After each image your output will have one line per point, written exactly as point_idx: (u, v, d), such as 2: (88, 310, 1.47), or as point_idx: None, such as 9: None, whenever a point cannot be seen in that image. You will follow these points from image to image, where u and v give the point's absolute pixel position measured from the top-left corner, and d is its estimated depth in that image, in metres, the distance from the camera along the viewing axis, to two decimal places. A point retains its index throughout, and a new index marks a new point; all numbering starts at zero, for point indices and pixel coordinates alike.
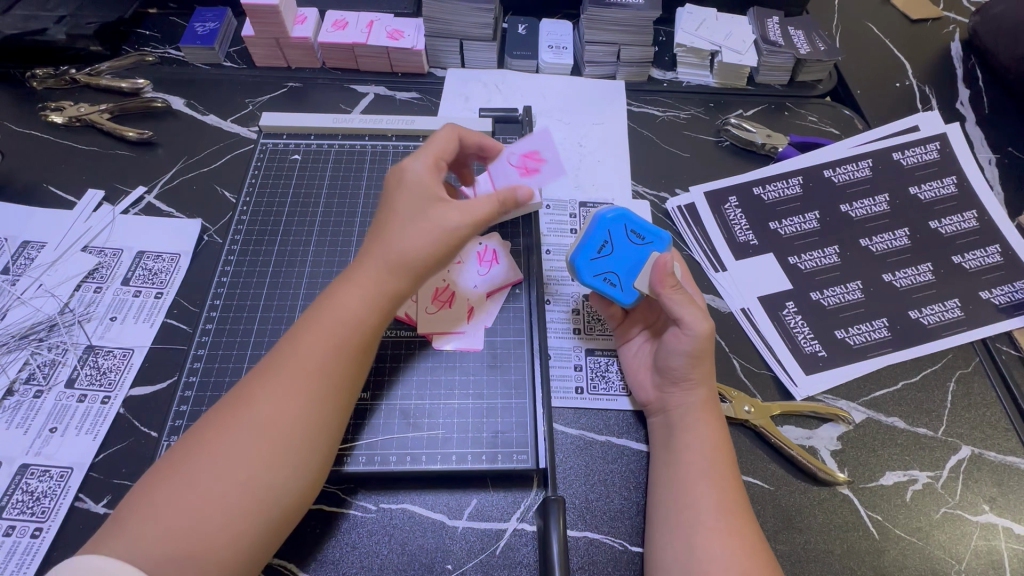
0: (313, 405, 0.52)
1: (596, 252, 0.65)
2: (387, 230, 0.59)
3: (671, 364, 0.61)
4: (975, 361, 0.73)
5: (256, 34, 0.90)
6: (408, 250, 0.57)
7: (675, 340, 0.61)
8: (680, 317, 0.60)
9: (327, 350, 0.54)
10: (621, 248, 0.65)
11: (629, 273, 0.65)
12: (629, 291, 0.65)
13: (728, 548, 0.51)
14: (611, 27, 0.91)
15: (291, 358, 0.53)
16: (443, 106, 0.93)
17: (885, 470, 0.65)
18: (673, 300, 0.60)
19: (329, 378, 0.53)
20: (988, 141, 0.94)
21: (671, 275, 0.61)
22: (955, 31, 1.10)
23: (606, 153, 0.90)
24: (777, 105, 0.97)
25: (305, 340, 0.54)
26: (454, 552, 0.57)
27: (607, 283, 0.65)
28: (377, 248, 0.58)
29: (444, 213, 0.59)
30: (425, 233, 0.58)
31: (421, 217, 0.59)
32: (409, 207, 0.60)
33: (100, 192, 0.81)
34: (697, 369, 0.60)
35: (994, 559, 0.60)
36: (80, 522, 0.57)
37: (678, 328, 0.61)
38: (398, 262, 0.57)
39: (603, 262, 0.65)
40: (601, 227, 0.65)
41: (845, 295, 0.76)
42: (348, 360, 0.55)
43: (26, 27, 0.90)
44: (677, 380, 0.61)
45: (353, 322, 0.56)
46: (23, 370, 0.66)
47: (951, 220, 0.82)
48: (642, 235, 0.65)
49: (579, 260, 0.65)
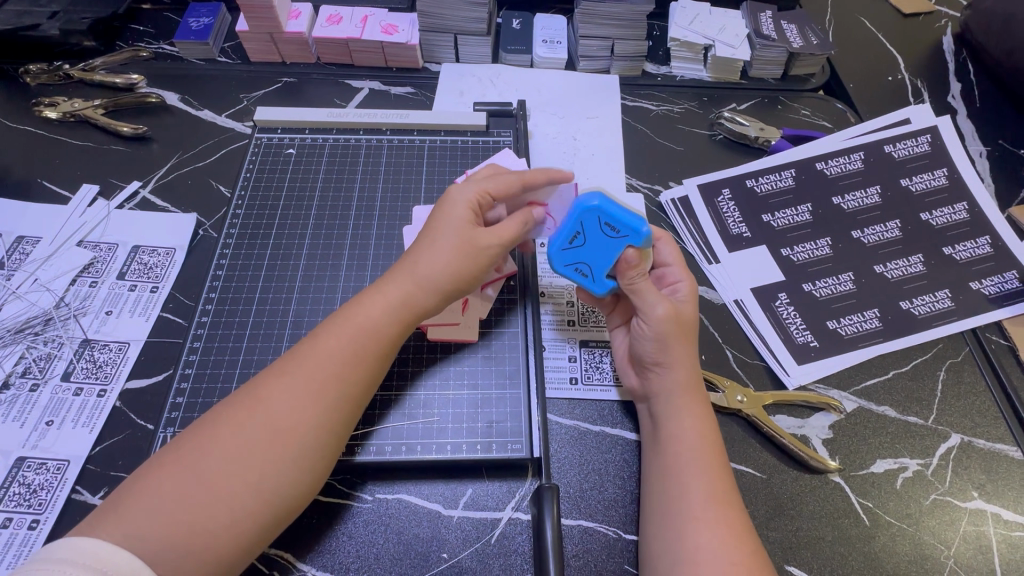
0: (327, 409, 0.52)
1: (567, 243, 0.62)
2: (419, 247, 0.61)
3: (640, 350, 0.62)
4: (965, 350, 0.74)
5: (250, 29, 0.91)
6: (437, 274, 0.59)
7: (639, 328, 0.61)
8: (641, 304, 0.61)
9: (346, 354, 0.55)
10: (594, 238, 0.61)
11: (602, 264, 0.62)
12: (599, 281, 0.63)
13: (718, 537, 0.51)
14: (604, 21, 0.92)
15: (308, 360, 0.54)
16: (438, 100, 0.93)
17: (875, 458, 0.65)
18: (632, 288, 0.61)
19: (343, 382, 0.54)
20: (979, 135, 0.95)
21: (634, 267, 0.60)
22: (947, 26, 1.11)
23: (600, 147, 0.90)
24: (770, 99, 0.98)
25: (323, 342, 0.55)
26: (449, 542, 0.57)
27: (580, 274, 0.63)
28: (408, 265, 0.60)
29: (478, 241, 0.60)
30: (457, 257, 0.59)
31: (452, 238, 0.60)
32: (441, 225, 0.61)
33: (95, 187, 0.81)
34: (669, 352, 0.60)
35: (983, 545, 0.61)
36: (77, 513, 0.57)
37: (641, 315, 0.61)
38: (426, 280, 0.59)
39: (576, 253, 0.62)
40: (575, 215, 0.60)
41: (837, 286, 0.77)
42: (364, 367, 0.55)
43: (20, 23, 0.90)
44: (650, 364, 0.61)
45: (374, 332, 0.57)
46: (18, 364, 0.66)
47: (942, 212, 0.83)
48: (619, 228, 0.60)
49: (552, 248, 0.63)
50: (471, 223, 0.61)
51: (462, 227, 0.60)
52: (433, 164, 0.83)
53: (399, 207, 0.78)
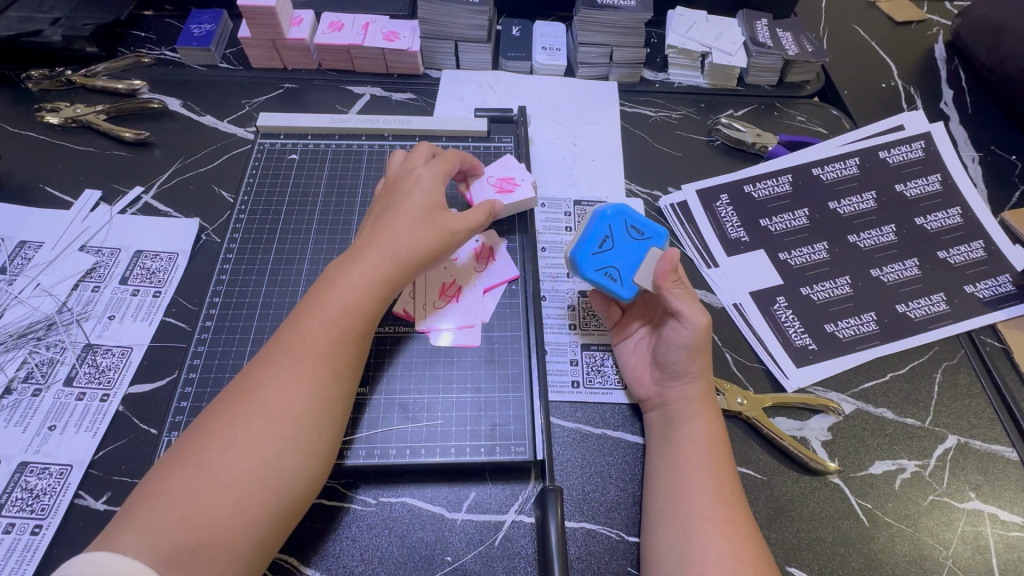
0: (319, 392, 0.53)
1: (596, 247, 0.65)
2: (386, 223, 0.62)
3: (672, 357, 0.62)
4: (960, 352, 0.75)
5: (253, 36, 0.91)
6: (409, 249, 0.61)
7: (675, 333, 0.62)
8: (684, 310, 0.61)
9: (331, 339, 0.55)
10: (621, 243, 0.66)
11: (630, 267, 0.65)
12: (629, 285, 0.64)
13: (722, 536, 0.52)
14: (603, 28, 0.93)
15: (292, 347, 0.54)
16: (438, 106, 0.94)
17: (874, 459, 0.66)
18: (674, 292, 0.62)
19: (331, 365, 0.54)
20: (971, 141, 0.97)
21: (671, 270, 0.63)
22: (939, 34, 1.13)
23: (600, 152, 0.91)
24: (767, 105, 0.99)
25: (305, 329, 0.55)
26: (453, 545, 0.58)
27: (609, 279, 0.64)
28: (379, 244, 0.60)
29: (444, 220, 0.64)
30: (426, 233, 0.62)
31: (421, 215, 0.63)
32: (408, 204, 0.63)
33: (97, 192, 0.81)
34: (699, 360, 0.61)
35: (980, 545, 0.62)
36: (80, 518, 0.57)
37: (678, 322, 0.62)
38: (399, 256, 0.60)
39: (603, 257, 0.65)
40: (601, 222, 0.66)
41: (834, 290, 0.78)
42: (350, 349, 0.56)
43: (22, 29, 0.91)
44: (678, 373, 0.62)
45: (357, 315, 0.57)
46: (21, 369, 0.66)
47: (936, 217, 0.84)
48: (642, 231, 0.66)
49: (579, 254, 0.65)
50: (436, 205, 0.64)
51: (429, 209, 0.64)
52: None
53: None
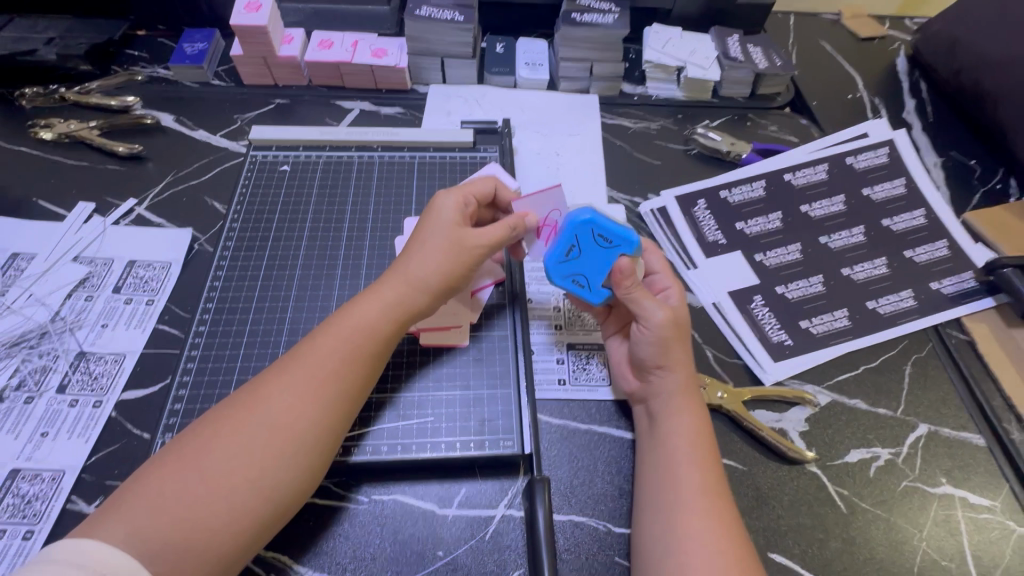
0: (326, 409, 0.54)
1: (563, 256, 0.67)
2: (409, 252, 0.64)
3: (640, 355, 0.64)
4: (929, 345, 0.78)
5: (245, 53, 0.94)
6: (429, 275, 0.62)
7: (640, 334, 0.64)
8: (641, 312, 0.64)
9: (345, 357, 0.57)
10: (589, 250, 0.66)
11: (597, 274, 0.66)
12: (597, 291, 0.67)
13: (705, 525, 0.54)
14: (583, 44, 0.98)
15: (306, 361, 0.56)
16: (426, 119, 0.98)
17: (850, 448, 0.69)
18: (630, 298, 0.64)
19: (341, 382, 0.56)
20: (933, 147, 1.02)
21: (628, 277, 0.63)
22: (900, 48, 1.20)
23: (582, 162, 0.95)
24: (740, 116, 1.04)
25: (323, 344, 0.57)
26: (444, 539, 0.59)
27: (578, 285, 0.67)
28: (400, 269, 0.63)
29: (466, 241, 0.64)
30: (446, 257, 0.63)
31: (439, 239, 0.63)
32: (428, 231, 0.65)
33: (91, 205, 0.82)
34: (669, 355, 0.63)
35: (951, 527, 0.64)
36: (73, 522, 0.58)
37: (641, 324, 0.64)
38: (419, 282, 0.62)
39: (573, 265, 0.67)
40: (568, 230, 0.66)
41: (807, 288, 0.81)
42: (362, 368, 0.58)
43: (17, 49, 0.93)
44: (652, 368, 0.64)
45: (371, 335, 0.59)
46: (14, 378, 0.66)
47: (902, 218, 0.89)
48: (608, 238, 0.65)
49: (549, 263, 0.67)
50: (458, 224, 0.65)
51: (448, 231, 0.64)
52: (422, 179, 0.86)
53: (390, 220, 0.81)
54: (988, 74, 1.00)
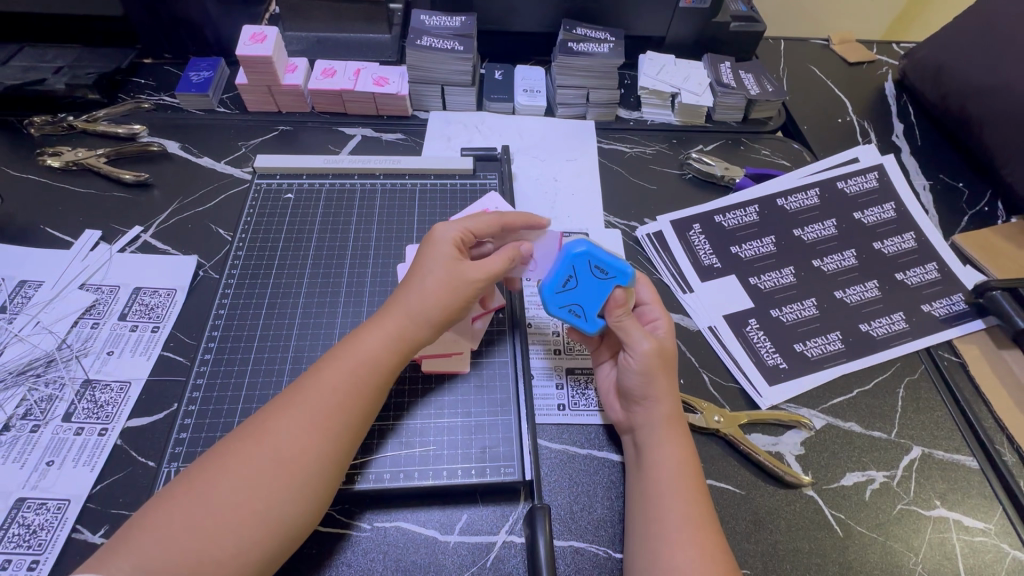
0: (330, 442, 0.55)
1: (559, 286, 0.68)
2: (408, 281, 0.66)
3: (626, 385, 0.65)
4: (921, 367, 0.80)
5: (249, 82, 0.97)
6: (426, 305, 0.63)
7: (626, 363, 0.65)
8: (626, 342, 0.65)
9: (349, 388, 0.58)
10: (584, 280, 0.67)
11: (591, 301, 0.67)
12: (591, 319, 0.68)
13: (689, 560, 0.54)
14: (579, 72, 1.01)
15: (310, 395, 0.57)
16: (427, 146, 1.00)
17: (845, 471, 0.70)
18: (620, 327, 0.65)
19: (345, 414, 0.57)
20: (922, 170, 1.05)
21: (622, 305, 0.66)
22: (888, 73, 1.23)
23: (580, 187, 0.97)
24: (734, 141, 1.07)
25: (327, 377, 0.58)
26: (447, 567, 0.59)
27: (574, 314, 0.69)
28: (400, 299, 0.64)
29: (463, 274, 0.65)
30: (442, 289, 0.64)
31: (437, 270, 0.65)
32: (426, 262, 0.66)
33: (97, 232, 0.84)
34: (653, 386, 0.63)
35: (947, 550, 0.65)
36: (78, 552, 0.58)
37: (627, 353, 0.65)
38: (416, 311, 0.63)
39: (567, 294, 0.68)
40: (566, 261, 0.67)
41: (801, 311, 0.83)
42: (365, 399, 0.59)
43: (27, 79, 0.95)
44: (637, 399, 0.64)
45: (374, 364, 0.60)
46: (20, 406, 0.67)
47: (893, 242, 0.91)
48: (606, 269, 0.66)
49: (545, 291, 0.69)
50: (456, 256, 0.66)
51: (446, 263, 0.65)
52: (423, 206, 0.88)
53: (392, 247, 0.83)
54: (973, 99, 1.03)
